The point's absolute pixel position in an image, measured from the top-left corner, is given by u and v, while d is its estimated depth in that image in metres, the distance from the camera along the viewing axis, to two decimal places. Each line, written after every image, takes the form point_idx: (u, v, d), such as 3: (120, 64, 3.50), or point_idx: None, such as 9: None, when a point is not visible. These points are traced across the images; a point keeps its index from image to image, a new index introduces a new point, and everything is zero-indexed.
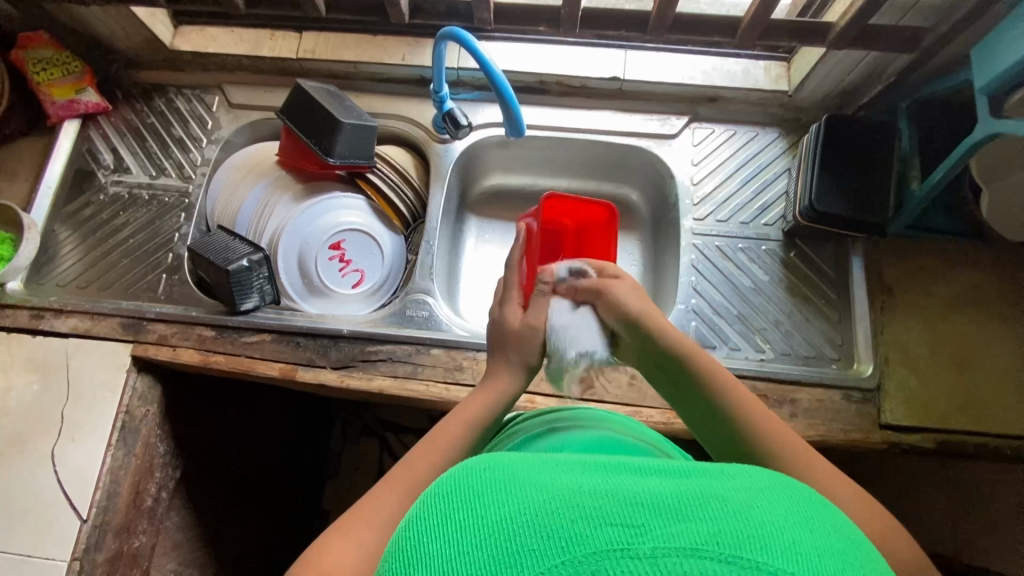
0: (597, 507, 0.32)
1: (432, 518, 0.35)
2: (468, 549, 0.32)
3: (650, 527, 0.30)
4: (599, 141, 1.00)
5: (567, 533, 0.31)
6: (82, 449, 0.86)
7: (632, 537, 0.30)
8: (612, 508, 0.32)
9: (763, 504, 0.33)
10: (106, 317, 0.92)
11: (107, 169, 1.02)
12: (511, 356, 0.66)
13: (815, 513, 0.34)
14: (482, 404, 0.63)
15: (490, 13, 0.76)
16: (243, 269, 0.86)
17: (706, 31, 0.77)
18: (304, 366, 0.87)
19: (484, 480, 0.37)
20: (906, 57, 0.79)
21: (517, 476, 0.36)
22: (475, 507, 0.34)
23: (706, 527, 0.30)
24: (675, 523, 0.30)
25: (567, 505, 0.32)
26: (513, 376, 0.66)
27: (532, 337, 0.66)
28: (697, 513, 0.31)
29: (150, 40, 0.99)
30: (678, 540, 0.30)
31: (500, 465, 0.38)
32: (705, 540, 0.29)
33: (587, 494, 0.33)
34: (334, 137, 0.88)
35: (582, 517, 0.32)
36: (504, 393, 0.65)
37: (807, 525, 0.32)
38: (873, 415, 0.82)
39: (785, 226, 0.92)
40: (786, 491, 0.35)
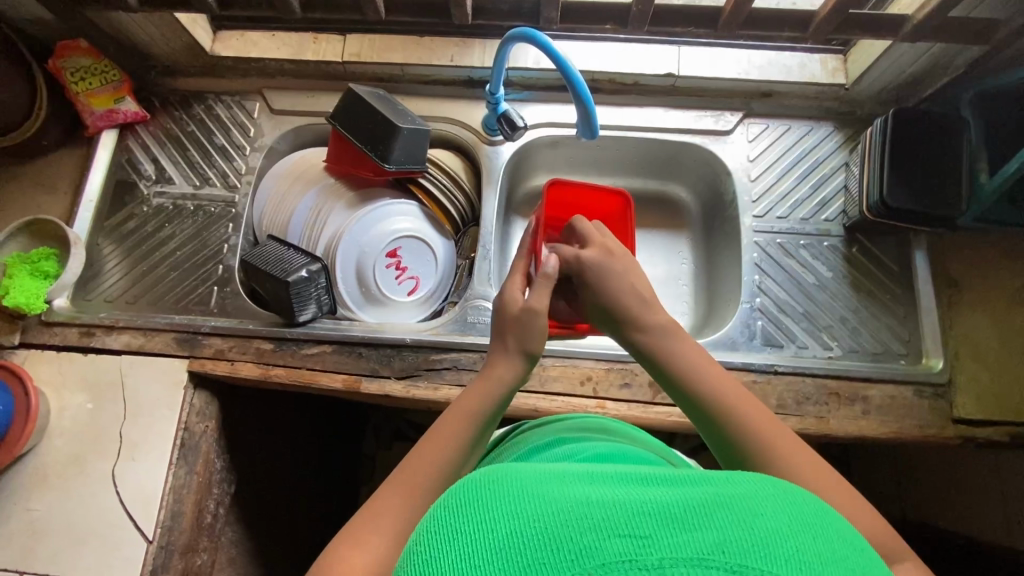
0: (603, 517, 0.30)
1: (438, 532, 0.32)
2: (478, 563, 0.30)
3: (657, 537, 0.29)
4: (654, 139, 0.98)
5: (576, 545, 0.29)
6: (143, 468, 0.84)
7: (639, 549, 0.29)
8: (621, 515, 0.30)
9: (769, 507, 0.32)
10: (159, 333, 0.90)
11: (149, 180, 1.00)
12: (509, 342, 0.62)
13: (821, 517, 0.33)
14: (479, 400, 0.59)
15: (559, 12, 0.74)
16: (303, 279, 0.84)
17: (778, 26, 0.76)
18: (368, 377, 0.85)
19: (484, 489, 0.34)
20: (976, 49, 0.78)
21: (521, 482, 0.34)
22: (481, 518, 0.32)
23: (712, 535, 0.29)
24: (684, 532, 0.29)
25: (572, 514, 0.30)
26: (512, 364, 0.61)
27: (534, 321, 0.61)
28: (706, 520, 0.30)
29: (191, 46, 0.97)
30: (685, 549, 0.29)
31: (503, 470, 0.36)
32: (712, 550, 0.28)
33: (597, 503, 0.31)
34: (390, 144, 0.86)
35: (590, 527, 0.30)
36: (504, 381, 0.60)
37: (812, 530, 0.31)
38: (946, 410, 0.82)
39: (848, 221, 0.91)
40: (787, 494, 0.33)
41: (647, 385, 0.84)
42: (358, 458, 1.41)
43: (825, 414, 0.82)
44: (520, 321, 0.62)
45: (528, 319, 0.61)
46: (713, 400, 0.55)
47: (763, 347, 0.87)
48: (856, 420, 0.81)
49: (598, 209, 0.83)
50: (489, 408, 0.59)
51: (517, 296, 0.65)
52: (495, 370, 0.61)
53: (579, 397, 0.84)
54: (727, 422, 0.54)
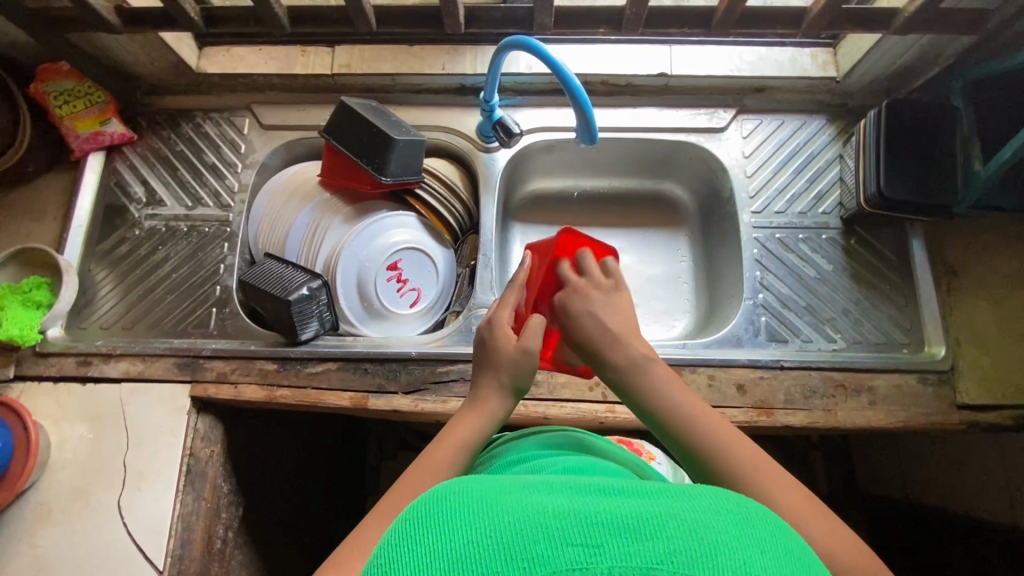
0: (556, 528, 0.33)
1: (401, 542, 0.35)
2: (437, 569, 0.32)
3: (605, 546, 0.32)
4: (650, 139, 0.98)
5: (529, 554, 0.32)
6: (150, 498, 0.82)
7: (591, 556, 0.32)
8: (575, 526, 0.33)
9: (718, 521, 0.34)
10: (158, 358, 0.88)
11: (139, 203, 0.98)
12: (498, 378, 0.62)
13: (772, 532, 0.35)
14: (471, 430, 0.59)
15: (552, 18, 0.74)
16: (304, 297, 0.83)
17: (772, 23, 0.76)
18: (375, 394, 0.84)
19: (447, 504, 0.36)
20: (966, 38, 0.78)
21: (481, 497, 0.37)
22: (443, 530, 0.34)
23: (660, 545, 0.32)
24: (633, 541, 0.32)
25: (527, 525, 0.33)
26: (502, 398, 0.62)
27: (528, 363, 0.62)
28: (655, 531, 0.33)
29: (176, 64, 0.95)
30: (634, 559, 0.31)
31: (466, 486, 0.38)
32: (657, 560, 0.31)
33: (551, 514, 0.34)
34: (387, 156, 0.85)
35: (543, 538, 0.33)
36: (495, 414, 0.61)
37: (761, 547, 0.34)
38: (950, 396, 0.83)
39: (845, 213, 0.92)
40: (736, 509, 0.36)
41: None
42: (362, 470, 1.40)
43: (832, 407, 0.82)
44: (513, 360, 0.62)
45: (520, 361, 0.62)
46: (689, 430, 0.54)
47: (768, 343, 0.87)
48: (862, 410, 0.82)
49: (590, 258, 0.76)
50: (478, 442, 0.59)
51: (510, 332, 0.65)
52: (485, 405, 0.61)
53: (588, 402, 0.84)
54: (702, 451, 0.53)
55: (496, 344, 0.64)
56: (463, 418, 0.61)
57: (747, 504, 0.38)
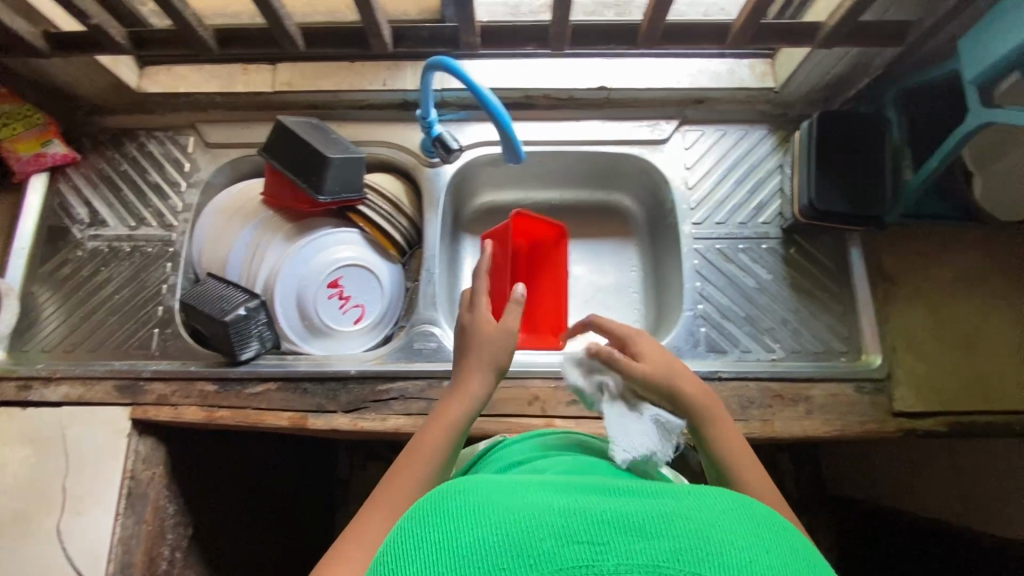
0: (564, 526, 0.35)
1: (409, 540, 0.37)
2: (446, 565, 0.34)
3: (612, 543, 0.34)
4: (592, 152, 0.99)
5: (539, 550, 0.34)
6: (90, 522, 0.82)
7: (596, 555, 0.34)
8: (580, 525, 0.35)
9: (723, 523, 0.37)
10: (99, 381, 0.89)
11: (82, 224, 0.97)
12: (482, 358, 0.65)
13: (774, 534, 0.37)
14: (459, 409, 0.63)
15: (478, 37, 0.74)
16: (241, 317, 0.83)
17: (696, 38, 0.76)
18: (314, 413, 0.84)
19: (451, 505, 0.38)
20: (891, 50, 0.79)
21: (487, 497, 0.38)
22: (451, 529, 0.36)
23: (665, 545, 0.34)
24: (639, 541, 0.34)
25: (536, 524, 0.35)
26: (484, 377, 0.65)
27: (508, 342, 0.66)
28: (660, 530, 0.35)
29: (115, 84, 0.94)
30: (638, 557, 0.34)
31: (472, 482, 0.41)
32: (663, 558, 0.34)
33: (559, 513, 0.36)
34: (322, 174, 0.85)
35: (552, 534, 0.35)
36: (479, 393, 0.64)
37: (763, 546, 0.36)
38: (886, 404, 0.83)
39: (783, 222, 0.92)
40: (740, 510, 0.38)
41: None
42: (330, 482, 1.40)
43: (769, 416, 0.83)
44: (495, 342, 0.66)
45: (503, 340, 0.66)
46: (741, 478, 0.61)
47: (707, 353, 0.88)
48: (799, 420, 0.82)
49: (537, 235, 0.88)
50: (468, 416, 0.63)
51: (487, 316, 0.67)
52: (470, 384, 0.64)
53: (528, 417, 0.84)
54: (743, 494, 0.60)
55: (475, 330, 0.67)
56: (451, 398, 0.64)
57: (750, 504, 0.40)
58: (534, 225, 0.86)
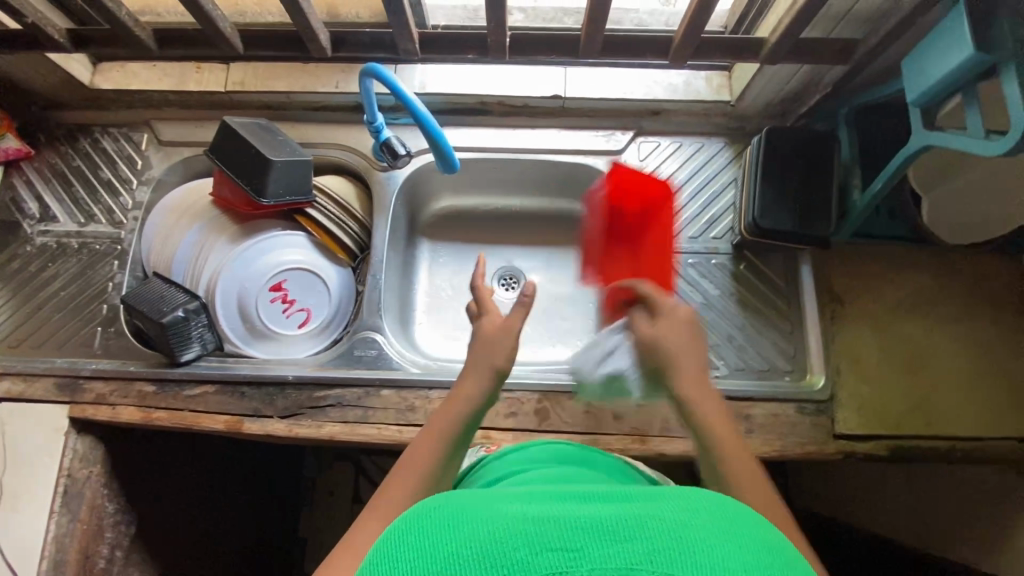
0: (538, 533, 0.33)
1: (379, 560, 0.35)
2: None
3: (588, 548, 0.32)
4: (546, 161, 0.98)
5: (510, 560, 0.32)
6: (24, 520, 0.83)
7: (570, 561, 0.31)
8: (554, 530, 0.33)
9: (702, 520, 0.34)
10: (40, 378, 0.89)
11: (33, 219, 0.97)
12: (481, 362, 0.61)
13: (756, 530, 0.35)
14: (454, 411, 0.59)
15: (415, 43, 0.73)
16: (179, 319, 0.83)
17: (640, 51, 0.75)
18: (250, 417, 0.84)
19: (421, 520, 0.36)
20: (838, 69, 0.78)
21: (459, 508, 0.36)
22: (424, 547, 0.34)
23: (641, 546, 0.32)
24: (613, 544, 0.32)
25: (507, 531, 0.33)
26: (480, 378, 0.60)
27: (508, 339, 0.61)
28: (635, 533, 0.33)
29: (67, 80, 0.94)
30: (613, 561, 0.31)
31: (445, 497, 0.39)
32: (640, 560, 0.31)
33: (532, 519, 0.34)
34: (265, 177, 0.84)
35: (524, 542, 0.32)
36: (473, 396, 0.60)
37: (745, 544, 0.34)
38: (827, 425, 0.82)
39: (734, 238, 0.91)
40: (721, 507, 0.36)
41: (533, 413, 0.84)
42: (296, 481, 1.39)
43: None
44: (496, 340, 0.61)
45: (507, 344, 0.61)
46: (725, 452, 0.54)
47: None
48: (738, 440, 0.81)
49: (648, 195, 0.82)
50: (462, 425, 0.59)
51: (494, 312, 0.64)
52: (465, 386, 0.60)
53: None
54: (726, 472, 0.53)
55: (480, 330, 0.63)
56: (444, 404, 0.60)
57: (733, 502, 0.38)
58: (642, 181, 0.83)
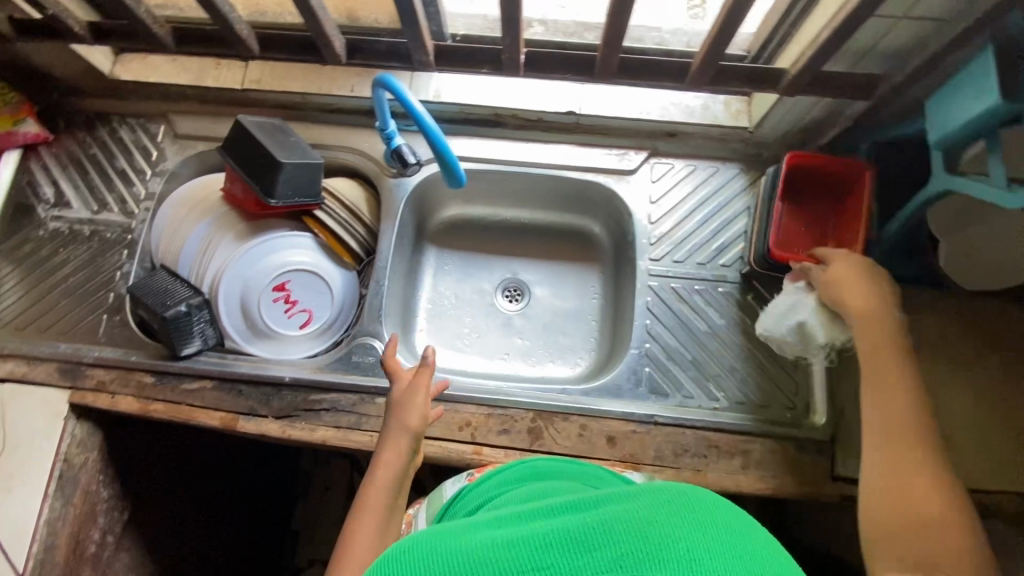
0: (510, 559, 0.37)
1: None
2: None
3: (557, 564, 0.36)
4: (556, 176, 0.97)
5: None
6: (18, 501, 0.84)
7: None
8: (525, 554, 0.37)
9: (660, 515, 0.37)
10: (43, 362, 0.89)
11: (47, 203, 0.99)
12: (399, 425, 0.75)
13: (718, 511, 0.38)
14: (389, 466, 0.72)
15: (429, 55, 0.73)
16: (181, 314, 0.84)
17: (657, 75, 0.75)
18: (245, 416, 0.85)
19: (404, 556, 0.40)
20: (862, 103, 0.76)
21: (438, 544, 0.40)
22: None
23: (607, 554, 0.35)
24: (580, 557, 0.36)
25: (483, 561, 0.37)
26: (402, 438, 0.74)
27: (416, 398, 0.77)
28: (600, 540, 0.36)
29: (88, 70, 0.95)
30: (584, 570, 0.35)
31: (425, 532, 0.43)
32: (608, 566, 0.35)
33: (505, 547, 0.38)
34: (275, 178, 0.84)
35: (500, 568, 0.36)
36: (401, 455, 0.73)
37: (707, 530, 0.36)
38: (827, 466, 0.80)
39: (742, 267, 0.90)
40: (680, 498, 0.38)
41: (526, 432, 0.83)
42: (292, 475, 1.39)
43: (702, 467, 0.80)
44: (412, 404, 0.76)
45: (419, 404, 0.76)
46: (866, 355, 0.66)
47: (648, 395, 0.86)
48: (733, 474, 0.80)
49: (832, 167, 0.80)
50: (396, 477, 0.72)
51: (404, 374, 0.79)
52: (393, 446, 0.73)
53: (457, 442, 0.83)
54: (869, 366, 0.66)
55: (398, 394, 0.77)
56: (377, 463, 0.72)
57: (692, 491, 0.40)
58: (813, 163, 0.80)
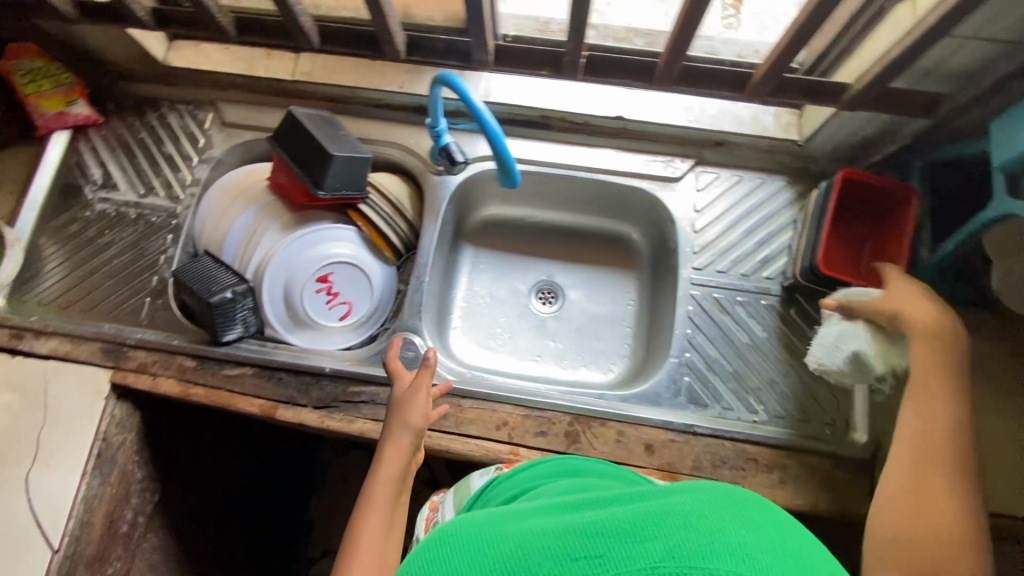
0: (560, 547, 0.36)
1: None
2: None
3: (611, 554, 0.35)
4: (600, 181, 0.97)
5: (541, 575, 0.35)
6: (56, 477, 0.84)
7: (597, 566, 0.34)
8: (575, 542, 0.36)
9: (707, 509, 0.37)
10: (86, 341, 0.90)
11: (94, 184, 1.00)
12: (400, 423, 0.75)
13: (762, 512, 0.38)
14: (395, 465, 0.71)
15: (490, 55, 0.74)
16: (226, 301, 0.84)
17: (718, 83, 0.74)
18: (285, 404, 0.85)
19: (454, 549, 0.40)
20: (922, 121, 0.76)
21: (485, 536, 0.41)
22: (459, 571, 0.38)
23: (660, 545, 0.34)
24: (633, 544, 0.35)
25: (531, 549, 0.37)
26: (407, 436, 0.74)
27: (419, 396, 0.77)
28: (651, 532, 0.35)
29: (143, 55, 0.96)
30: (637, 560, 0.34)
31: (463, 529, 0.43)
32: (660, 558, 0.34)
33: (555, 535, 0.38)
34: (325, 170, 0.84)
35: (551, 557, 0.36)
36: (405, 454, 0.73)
37: (754, 526, 0.36)
38: (867, 485, 0.79)
39: (786, 281, 0.89)
40: (726, 496, 0.39)
41: (564, 435, 0.83)
42: (312, 465, 1.39)
43: (740, 479, 0.80)
44: (417, 402, 0.76)
45: (421, 403, 0.76)
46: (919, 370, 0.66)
47: (687, 405, 0.85)
48: (772, 488, 0.79)
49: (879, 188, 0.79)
50: (400, 475, 0.71)
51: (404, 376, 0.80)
52: (399, 443, 0.73)
53: (494, 441, 0.83)
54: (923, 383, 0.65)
55: (400, 395, 0.77)
56: (382, 463, 0.72)
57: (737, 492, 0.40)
58: (861, 183, 0.80)
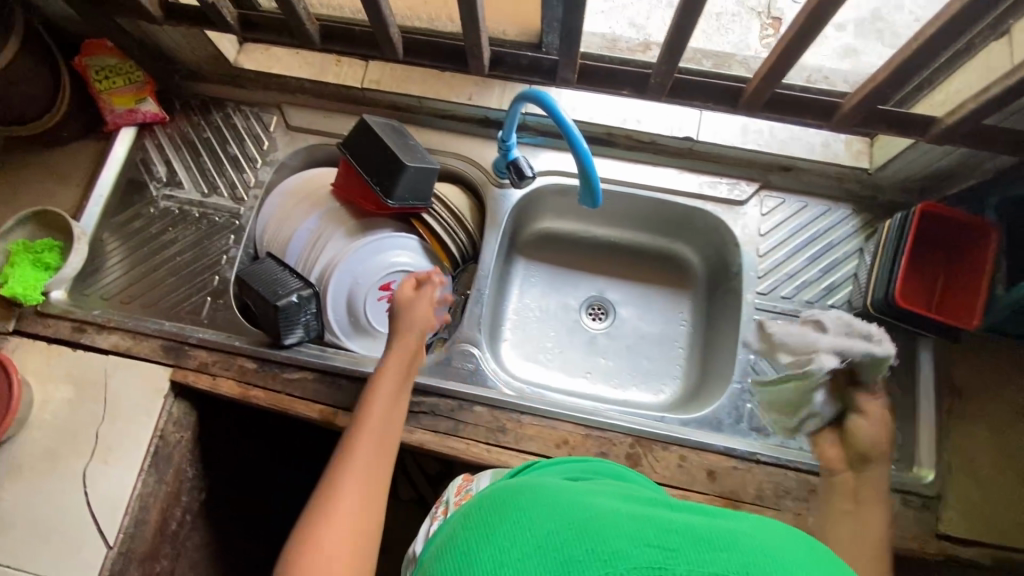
0: (635, 529, 0.33)
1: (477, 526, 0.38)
2: (511, 553, 0.33)
3: (685, 551, 0.32)
4: (663, 200, 0.96)
5: (610, 548, 0.32)
6: (113, 473, 0.84)
7: (668, 560, 0.31)
8: (648, 530, 0.33)
9: (782, 548, 0.34)
10: (147, 338, 0.90)
11: (158, 182, 1.01)
12: (404, 327, 0.78)
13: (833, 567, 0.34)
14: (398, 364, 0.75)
15: (576, 74, 0.74)
16: (292, 304, 0.83)
17: (803, 111, 0.74)
18: (344, 411, 0.85)
19: (512, 503, 0.39)
20: (1004, 157, 0.76)
21: (548, 498, 0.38)
22: (514, 524, 0.36)
23: (737, 558, 0.32)
24: (710, 552, 0.32)
25: (600, 524, 0.34)
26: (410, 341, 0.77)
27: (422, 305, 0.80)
28: (726, 545, 0.33)
29: (215, 56, 0.97)
30: (712, 566, 0.31)
31: (517, 490, 0.41)
32: (739, 570, 0.31)
33: (626, 518, 0.35)
34: (395, 180, 0.85)
35: (624, 536, 0.33)
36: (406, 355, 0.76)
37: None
38: (930, 522, 0.78)
39: (853, 310, 0.88)
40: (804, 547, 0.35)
41: (625, 457, 0.82)
42: None
43: (803, 511, 0.79)
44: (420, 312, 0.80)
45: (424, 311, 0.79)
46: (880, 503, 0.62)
47: (750, 432, 0.85)
48: None
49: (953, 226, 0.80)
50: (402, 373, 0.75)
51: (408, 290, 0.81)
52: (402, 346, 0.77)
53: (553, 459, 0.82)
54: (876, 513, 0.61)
55: (403, 305, 0.80)
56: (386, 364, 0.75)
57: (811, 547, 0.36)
58: (936, 220, 0.81)
